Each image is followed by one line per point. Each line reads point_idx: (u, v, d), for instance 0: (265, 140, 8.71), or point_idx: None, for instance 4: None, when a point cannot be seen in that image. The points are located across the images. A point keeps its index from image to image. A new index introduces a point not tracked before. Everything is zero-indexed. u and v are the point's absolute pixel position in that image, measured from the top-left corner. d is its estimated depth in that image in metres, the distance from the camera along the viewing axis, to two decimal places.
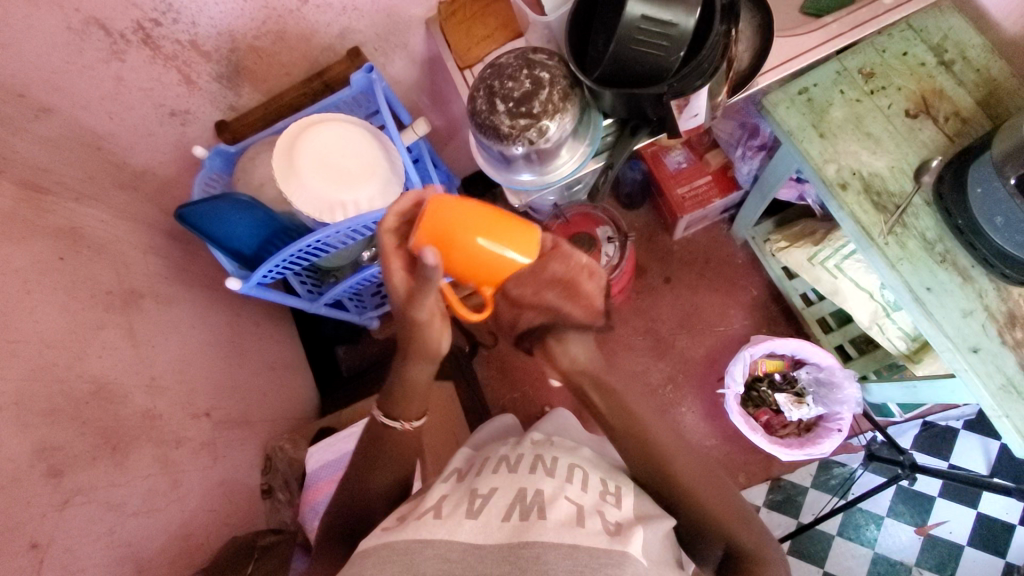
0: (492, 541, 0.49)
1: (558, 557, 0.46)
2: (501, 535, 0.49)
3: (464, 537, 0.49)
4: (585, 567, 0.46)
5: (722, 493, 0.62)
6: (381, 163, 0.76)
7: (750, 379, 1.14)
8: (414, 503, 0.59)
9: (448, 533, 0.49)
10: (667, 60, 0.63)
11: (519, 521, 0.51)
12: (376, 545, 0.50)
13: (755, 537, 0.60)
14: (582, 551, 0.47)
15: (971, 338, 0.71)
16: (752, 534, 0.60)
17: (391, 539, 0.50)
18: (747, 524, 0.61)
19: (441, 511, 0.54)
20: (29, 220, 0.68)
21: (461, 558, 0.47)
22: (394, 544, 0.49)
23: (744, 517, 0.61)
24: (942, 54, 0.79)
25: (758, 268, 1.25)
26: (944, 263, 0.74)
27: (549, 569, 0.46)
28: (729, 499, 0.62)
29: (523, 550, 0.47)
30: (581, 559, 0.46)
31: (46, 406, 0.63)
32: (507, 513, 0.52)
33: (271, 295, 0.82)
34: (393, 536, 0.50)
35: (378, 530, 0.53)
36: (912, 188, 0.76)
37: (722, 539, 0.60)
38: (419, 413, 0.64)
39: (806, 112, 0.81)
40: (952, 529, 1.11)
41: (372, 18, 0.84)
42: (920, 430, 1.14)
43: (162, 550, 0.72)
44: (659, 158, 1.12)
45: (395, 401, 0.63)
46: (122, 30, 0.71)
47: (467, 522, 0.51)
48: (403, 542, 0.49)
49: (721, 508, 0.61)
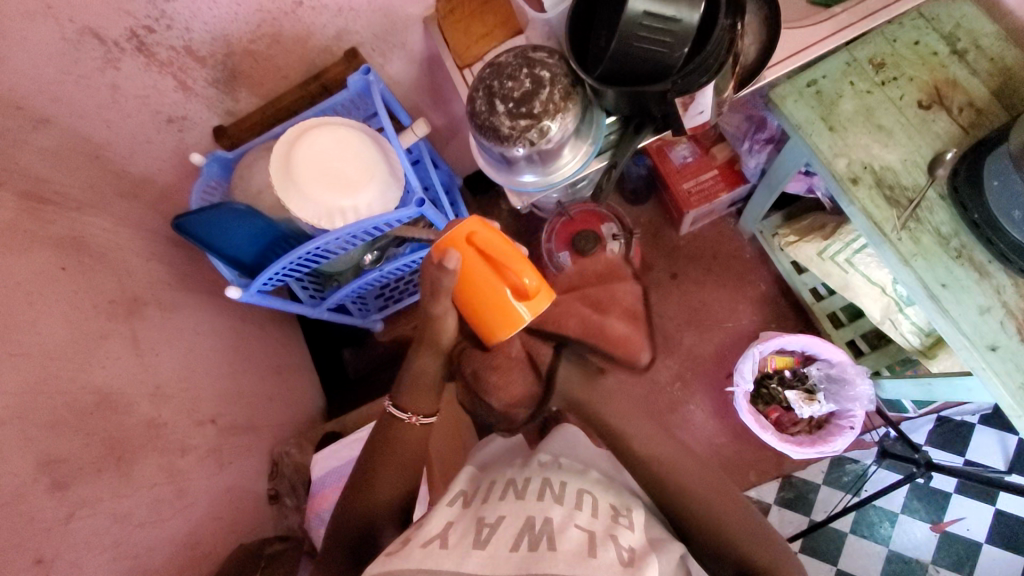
0: (501, 573, 0.47)
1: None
2: (510, 566, 0.48)
3: (472, 567, 0.48)
4: None
5: (741, 514, 0.61)
6: (380, 168, 0.75)
7: (759, 377, 1.12)
8: (418, 528, 0.57)
9: (454, 565, 0.48)
10: (672, 56, 0.61)
11: (528, 552, 0.49)
12: (380, 573, 0.48)
13: (770, 552, 0.59)
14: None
15: (989, 336, 0.69)
16: (767, 552, 0.58)
17: (397, 567, 0.48)
18: (766, 544, 0.59)
19: (447, 540, 0.52)
20: (30, 230, 0.67)
21: None
22: (401, 572, 0.47)
23: (758, 531, 0.60)
24: (955, 42, 0.77)
25: (766, 262, 1.23)
26: (960, 259, 0.72)
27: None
28: (743, 514, 0.61)
29: None
30: None
31: (50, 418, 0.62)
32: (515, 542, 0.50)
33: (273, 302, 0.81)
34: (396, 566, 0.48)
35: (380, 555, 0.52)
36: (926, 182, 0.74)
37: (730, 552, 0.58)
38: (430, 409, 0.65)
39: (815, 105, 0.79)
40: (969, 527, 1.09)
41: (369, 18, 0.82)
42: (935, 425, 1.13)
43: (170, 559, 0.72)
44: (665, 152, 1.10)
45: (405, 391, 0.64)
46: (116, 39, 0.70)
47: (474, 551, 0.50)
48: (409, 573, 0.47)
49: (739, 529, 0.59)
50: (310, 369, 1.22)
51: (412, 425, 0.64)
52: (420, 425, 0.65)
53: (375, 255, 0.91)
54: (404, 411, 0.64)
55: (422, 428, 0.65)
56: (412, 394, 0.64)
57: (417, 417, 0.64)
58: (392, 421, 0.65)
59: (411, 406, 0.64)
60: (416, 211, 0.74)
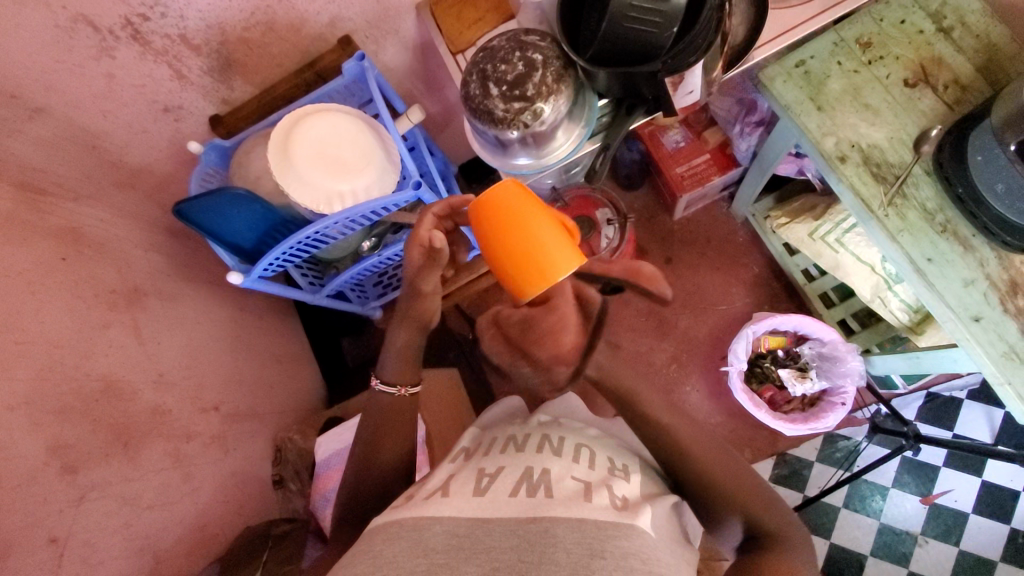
0: (499, 514, 0.50)
1: (567, 531, 0.48)
2: (509, 509, 0.51)
3: (471, 513, 0.51)
4: (594, 537, 0.47)
5: (745, 476, 0.63)
6: (377, 153, 0.76)
7: (752, 356, 1.14)
8: (421, 484, 0.60)
9: (454, 511, 0.51)
10: (660, 36, 0.62)
11: (526, 497, 0.52)
12: (382, 523, 0.52)
13: (777, 517, 0.61)
14: (590, 524, 0.48)
15: (973, 306, 0.71)
16: (774, 512, 0.61)
17: (399, 516, 0.51)
18: (771, 508, 0.62)
19: (449, 489, 0.55)
20: (29, 221, 0.67)
21: (468, 531, 0.49)
22: (402, 521, 0.50)
23: (764, 495, 0.62)
24: (941, 20, 0.78)
25: (758, 245, 1.24)
26: (945, 233, 0.74)
27: (556, 542, 0.47)
28: (744, 475, 0.63)
29: (531, 525, 0.48)
30: (589, 530, 0.48)
31: (58, 404, 0.63)
32: (514, 489, 0.53)
33: (273, 288, 0.82)
34: (400, 514, 0.52)
35: (385, 508, 0.55)
36: (912, 159, 0.76)
37: (739, 509, 0.61)
38: (416, 379, 0.69)
39: (803, 85, 0.80)
40: (957, 498, 1.12)
41: (362, 6, 0.82)
42: (924, 401, 1.15)
43: (177, 541, 0.74)
44: (657, 137, 1.12)
45: (390, 368, 0.68)
46: (110, 27, 0.70)
47: (473, 499, 0.53)
48: (412, 519, 0.50)
49: (742, 490, 0.62)
50: (309, 358, 1.24)
51: (404, 397, 0.68)
52: (409, 396, 0.69)
53: (373, 242, 0.92)
54: (395, 385, 0.68)
55: (411, 398, 0.69)
56: (397, 369, 0.68)
57: (406, 389, 0.68)
58: (384, 395, 0.68)
59: (400, 380, 0.68)
60: (412, 194, 0.75)
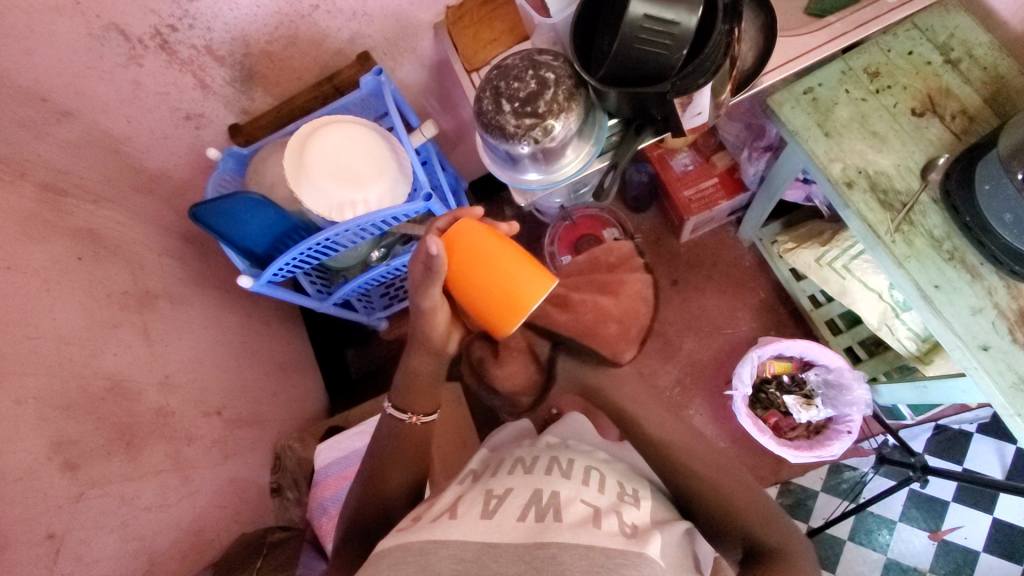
0: (506, 539, 0.50)
1: (575, 558, 0.47)
2: (516, 534, 0.50)
3: (479, 536, 0.50)
4: (600, 567, 0.47)
5: (752, 497, 0.63)
6: (391, 164, 0.78)
7: (757, 382, 1.13)
8: (428, 506, 0.60)
9: (462, 534, 0.51)
10: (671, 58, 0.63)
11: (534, 523, 0.52)
12: (391, 546, 0.51)
13: (777, 534, 0.60)
14: (599, 552, 0.48)
15: (982, 336, 0.71)
16: (776, 534, 0.60)
17: (405, 540, 0.51)
18: (769, 521, 0.61)
19: (456, 511, 0.55)
20: (48, 220, 0.69)
21: (475, 556, 0.49)
22: (408, 546, 0.50)
23: (769, 515, 0.62)
24: (948, 52, 0.79)
25: (765, 270, 1.24)
26: (952, 261, 0.74)
27: (564, 569, 0.47)
28: (754, 498, 0.62)
29: (539, 550, 0.48)
30: (597, 560, 0.47)
31: (64, 400, 0.64)
32: (522, 513, 0.53)
33: (282, 294, 0.83)
34: (407, 537, 0.52)
35: (394, 530, 0.55)
36: (919, 186, 0.76)
37: (739, 531, 0.61)
38: (430, 407, 0.67)
39: (811, 112, 0.81)
40: (966, 535, 1.10)
41: (381, 23, 0.85)
42: (933, 434, 1.13)
43: (173, 544, 0.73)
44: (666, 161, 1.13)
45: (401, 391, 0.67)
46: (140, 36, 0.72)
47: (482, 522, 0.52)
48: (418, 544, 0.50)
49: (739, 508, 0.61)
50: (313, 368, 1.24)
51: (413, 424, 0.66)
52: (420, 423, 0.67)
53: (381, 252, 0.94)
54: (404, 412, 0.67)
55: (423, 426, 0.67)
56: (410, 396, 0.66)
57: (417, 416, 0.67)
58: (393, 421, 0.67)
59: (412, 406, 0.67)
60: (423, 205, 0.77)
